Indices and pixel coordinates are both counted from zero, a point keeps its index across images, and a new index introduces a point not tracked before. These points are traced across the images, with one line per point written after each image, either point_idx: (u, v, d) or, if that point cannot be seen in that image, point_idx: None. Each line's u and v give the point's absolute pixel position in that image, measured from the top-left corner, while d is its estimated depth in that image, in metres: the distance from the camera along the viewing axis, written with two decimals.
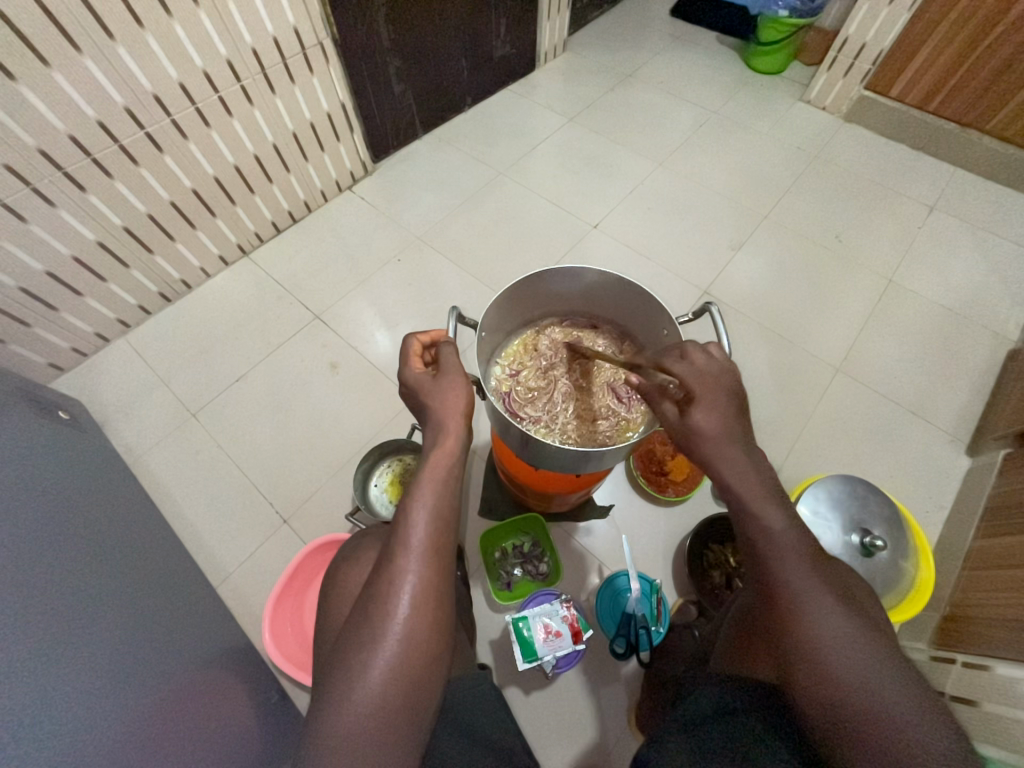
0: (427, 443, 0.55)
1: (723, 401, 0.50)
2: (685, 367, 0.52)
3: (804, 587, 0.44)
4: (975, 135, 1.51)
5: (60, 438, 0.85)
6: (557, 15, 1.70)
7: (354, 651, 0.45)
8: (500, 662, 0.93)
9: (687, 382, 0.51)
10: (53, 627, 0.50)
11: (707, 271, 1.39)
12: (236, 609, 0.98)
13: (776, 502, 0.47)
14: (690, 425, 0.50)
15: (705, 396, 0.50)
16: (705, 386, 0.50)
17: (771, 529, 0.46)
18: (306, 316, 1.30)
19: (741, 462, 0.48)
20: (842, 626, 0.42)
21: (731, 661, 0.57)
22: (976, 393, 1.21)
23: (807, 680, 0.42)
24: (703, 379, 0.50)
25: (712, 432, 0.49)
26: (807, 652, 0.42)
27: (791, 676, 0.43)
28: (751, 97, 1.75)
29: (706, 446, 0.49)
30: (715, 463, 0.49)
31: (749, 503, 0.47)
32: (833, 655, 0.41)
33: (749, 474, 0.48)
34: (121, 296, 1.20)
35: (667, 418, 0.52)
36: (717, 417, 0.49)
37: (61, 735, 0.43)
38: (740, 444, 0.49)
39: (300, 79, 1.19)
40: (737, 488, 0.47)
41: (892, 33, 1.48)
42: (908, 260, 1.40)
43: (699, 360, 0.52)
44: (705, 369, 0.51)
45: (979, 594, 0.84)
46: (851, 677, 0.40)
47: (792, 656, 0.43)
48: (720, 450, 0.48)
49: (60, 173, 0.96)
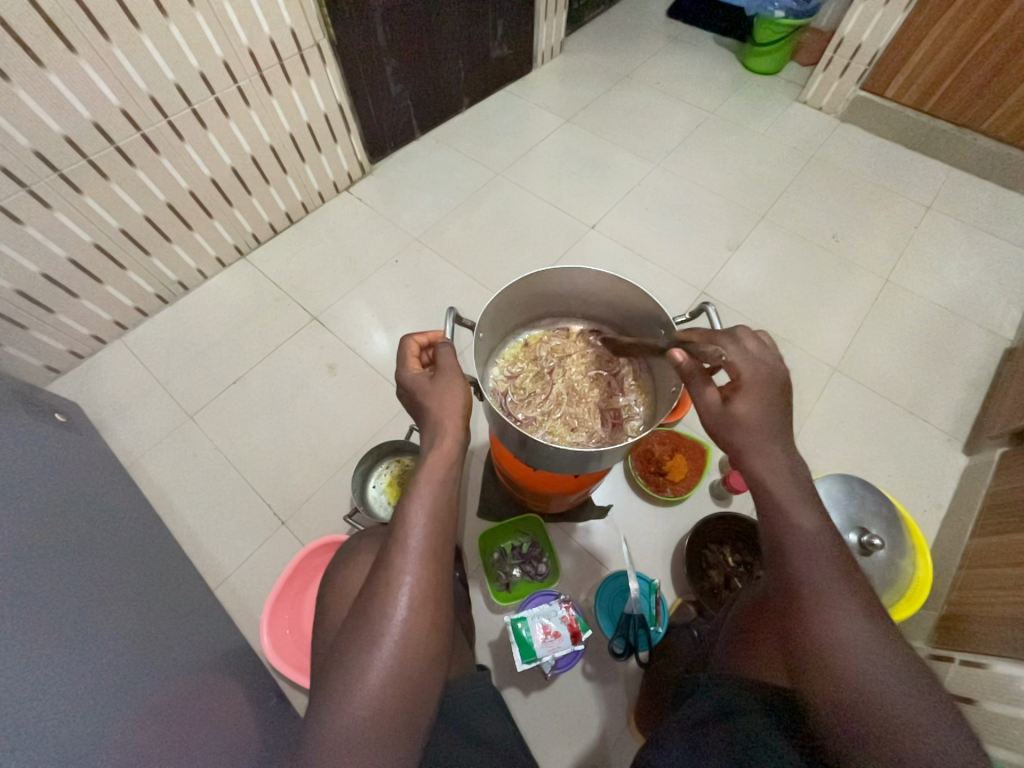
0: (424, 444, 0.54)
1: (768, 394, 0.54)
2: (738, 356, 0.55)
3: (829, 586, 0.46)
4: (970, 135, 1.51)
5: (57, 442, 0.85)
6: (554, 16, 1.70)
7: (351, 652, 0.45)
8: (500, 663, 0.93)
9: (739, 369, 0.55)
10: (51, 632, 0.49)
11: (705, 271, 1.39)
12: (235, 611, 0.98)
13: (809, 504, 0.50)
14: (733, 412, 0.54)
15: (750, 388, 0.54)
16: (753, 379, 0.54)
17: (801, 528, 0.49)
18: (304, 317, 1.30)
19: (777, 458, 0.52)
20: (861, 628, 0.44)
21: (744, 668, 0.58)
22: (973, 392, 1.22)
23: (825, 676, 0.43)
24: (752, 371, 0.54)
25: (753, 422, 0.53)
26: (828, 649, 0.44)
27: (807, 672, 0.45)
28: (747, 98, 1.75)
29: (744, 436, 0.53)
30: (750, 453, 0.53)
31: (783, 502, 0.50)
32: (852, 653, 0.43)
33: (783, 472, 0.51)
34: (118, 298, 1.20)
35: (708, 403, 0.57)
36: (759, 408, 0.53)
37: (59, 741, 0.43)
38: (779, 443, 0.53)
39: (297, 80, 1.18)
40: (772, 483, 0.51)
41: (888, 34, 1.48)
42: (904, 260, 1.41)
43: (753, 350, 0.56)
44: (756, 360, 0.55)
45: (977, 593, 0.85)
46: (867, 675, 0.42)
47: (811, 652, 0.45)
48: (759, 441, 0.52)
49: (56, 175, 0.95)
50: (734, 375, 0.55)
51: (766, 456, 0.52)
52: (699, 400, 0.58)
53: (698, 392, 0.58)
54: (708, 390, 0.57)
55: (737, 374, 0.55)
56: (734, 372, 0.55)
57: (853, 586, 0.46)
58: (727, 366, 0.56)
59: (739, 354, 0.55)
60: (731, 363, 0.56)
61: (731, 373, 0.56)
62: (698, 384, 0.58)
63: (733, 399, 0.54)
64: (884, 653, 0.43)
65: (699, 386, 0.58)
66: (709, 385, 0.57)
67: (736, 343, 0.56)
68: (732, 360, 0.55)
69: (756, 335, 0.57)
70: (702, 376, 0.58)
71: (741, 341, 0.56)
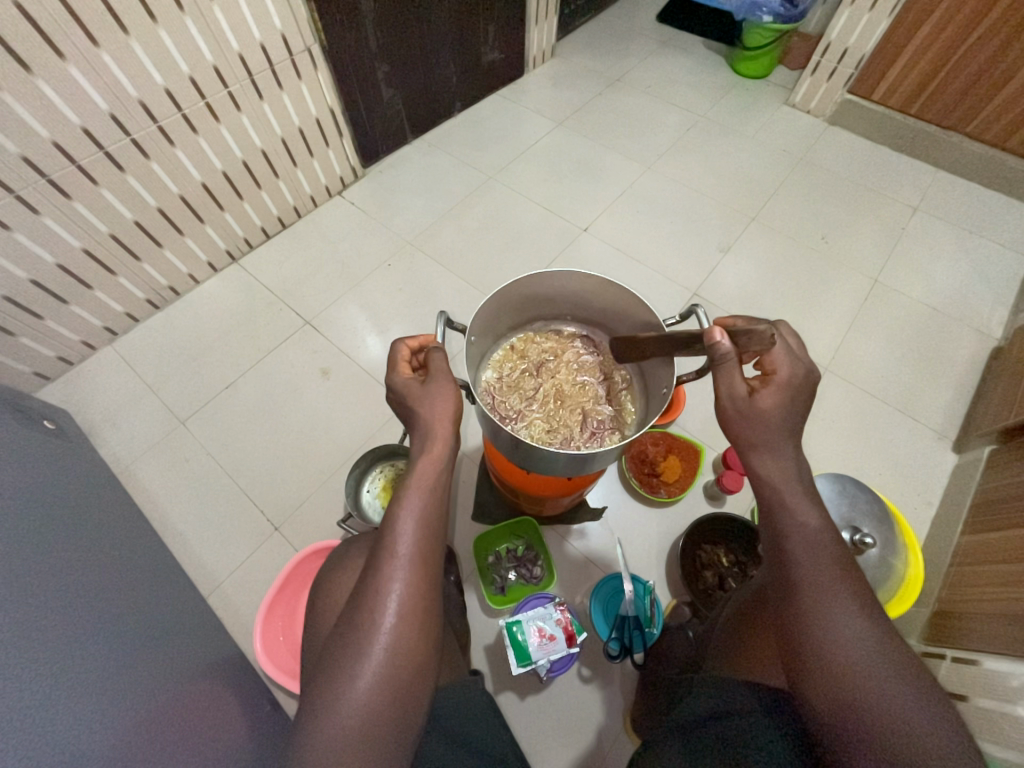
0: (415, 449, 0.54)
1: (797, 396, 0.54)
2: (781, 354, 0.55)
3: (828, 586, 0.46)
4: (956, 137, 1.54)
5: (48, 450, 0.84)
6: (545, 21, 1.72)
7: (339, 658, 0.44)
8: (495, 668, 0.93)
9: (779, 366, 0.55)
10: (23, 639, 0.47)
11: (696, 272, 1.40)
12: (226, 619, 0.97)
13: (811, 503, 0.50)
14: (761, 405, 0.53)
15: (782, 386, 0.54)
16: (787, 378, 0.54)
17: (802, 526, 0.49)
18: (296, 322, 1.29)
19: (786, 456, 0.52)
20: (860, 629, 0.44)
21: (744, 668, 0.58)
22: (960, 391, 1.23)
23: (820, 675, 0.44)
24: (790, 371, 0.54)
25: (776, 419, 0.53)
26: (824, 648, 0.44)
27: (802, 671, 0.45)
28: (737, 102, 1.77)
29: (765, 433, 0.53)
30: (762, 451, 0.53)
31: (786, 500, 0.50)
32: (848, 653, 0.43)
33: (787, 471, 0.52)
34: (108, 304, 1.19)
35: (734, 389, 0.53)
36: (784, 406, 0.53)
37: (26, 749, 0.41)
38: (791, 442, 0.53)
39: (288, 85, 1.18)
40: (776, 480, 0.52)
41: (873, 39, 1.50)
42: (893, 260, 1.42)
43: (795, 352, 0.56)
44: (796, 362, 0.55)
45: (966, 590, 0.86)
46: (861, 675, 0.42)
47: (807, 651, 0.45)
48: (774, 438, 0.52)
49: (45, 180, 0.95)
50: (769, 371, 0.55)
51: (776, 454, 0.52)
52: (722, 382, 0.54)
53: (725, 374, 0.54)
54: (738, 377, 0.54)
55: (774, 370, 0.55)
56: (773, 367, 0.55)
57: (852, 586, 0.46)
58: (766, 361, 0.55)
59: (783, 352, 0.55)
60: (771, 359, 0.56)
61: (767, 369, 0.55)
62: (730, 368, 0.53)
63: (763, 392, 0.54)
64: (881, 654, 0.43)
65: (729, 369, 0.53)
66: (740, 370, 0.54)
67: (780, 339, 0.56)
68: (774, 355, 0.55)
69: (799, 337, 0.57)
70: (736, 361, 0.54)
71: (786, 339, 0.57)
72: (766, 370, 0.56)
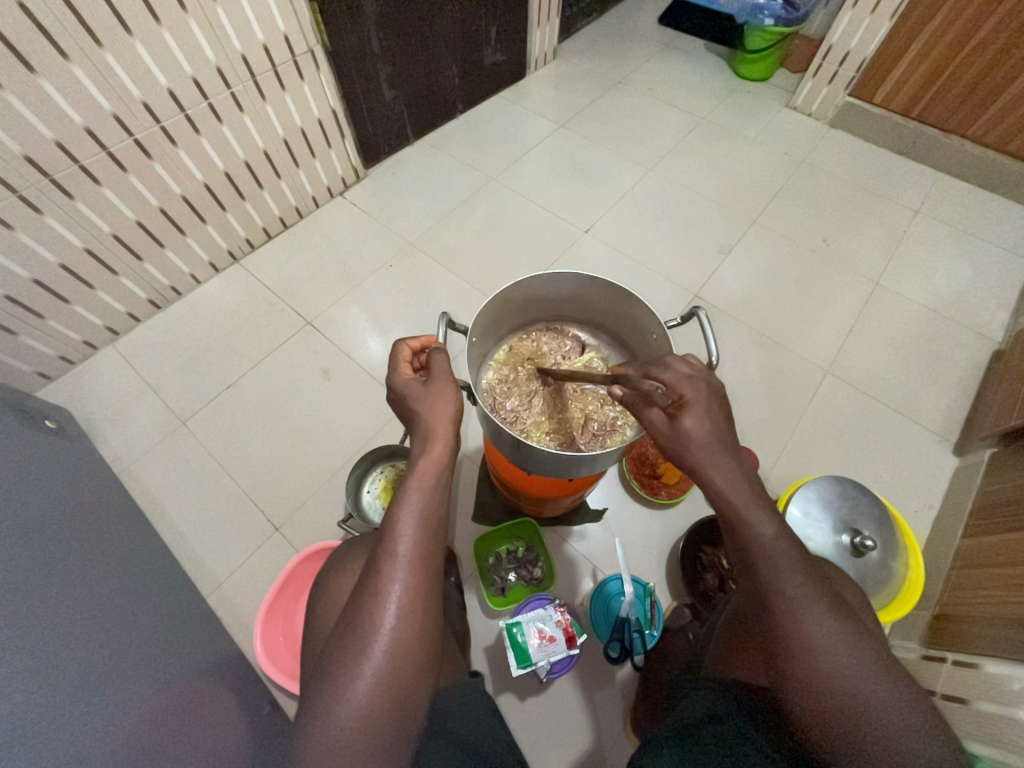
0: (414, 450, 0.54)
1: (713, 409, 0.50)
2: (671, 373, 0.52)
3: (796, 593, 0.44)
4: (956, 141, 1.54)
5: (49, 449, 0.84)
6: (547, 24, 1.72)
7: (339, 661, 0.44)
8: (495, 669, 0.93)
9: (679, 387, 0.51)
10: (18, 640, 0.47)
11: (697, 274, 1.40)
12: (226, 618, 0.97)
13: (765, 508, 0.47)
14: (681, 425, 0.49)
15: (695, 405, 0.50)
16: (692, 395, 0.50)
17: (761, 536, 0.46)
18: (297, 322, 1.29)
19: (730, 467, 0.48)
20: (834, 633, 0.42)
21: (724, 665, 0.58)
22: (961, 394, 1.23)
23: (799, 682, 0.42)
24: (694, 387, 0.50)
25: (702, 439, 0.48)
26: (800, 653, 0.43)
27: (780, 678, 0.44)
28: (739, 104, 1.77)
29: (696, 451, 0.49)
30: (705, 468, 0.48)
31: (742, 512, 0.46)
32: (824, 659, 0.42)
33: (739, 480, 0.47)
34: (110, 304, 1.19)
35: (655, 424, 0.51)
36: (707, 423, 0.49)
37: (24, 747, 0.40)
38: (731, 452, 0.48)
39: (291, 86, 1.19)
40: (727, 492, 0.47)
41: (874, 42, 1.51)
42: (894, 263, 1.43)
43: (688, 368, 0.53)
44: (693, 376, 0.51)
45: (967, 593, 0.86)
46: (840, 679, 0.41)
47: (784, 658, 0.43)
48: (711, 456, 0.48)
49: (48, 180, 0.95)
50: (676, 394, 0.51)
51: (721, 469, 0.48)
52: (645, 425, 0.53)
53: (642, 415, 0.53)
54: (652, 412, 0.52)
55: (679, 392, 0.51)
56: (678, 389, 0.51)
57: (821, 587, 0.44)
58: (669, 386, 0.52)
59: (673, 374, 0.52)
60: (672, 382, 0.52)
61: (674, 392, 0.52)
62: (640, 408, 0.53)
63: (679, 414, 0.50)
64: (856, 656, 0.42)
65: (642, 409, 0.53)
66: (651, 406, 0.53)
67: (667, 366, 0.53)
68: (670, 380, 0.52)
69: (686, 355, 0.54)
70: (642, 398, 0.54)
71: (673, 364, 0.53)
72: (674, 395, 0.52)
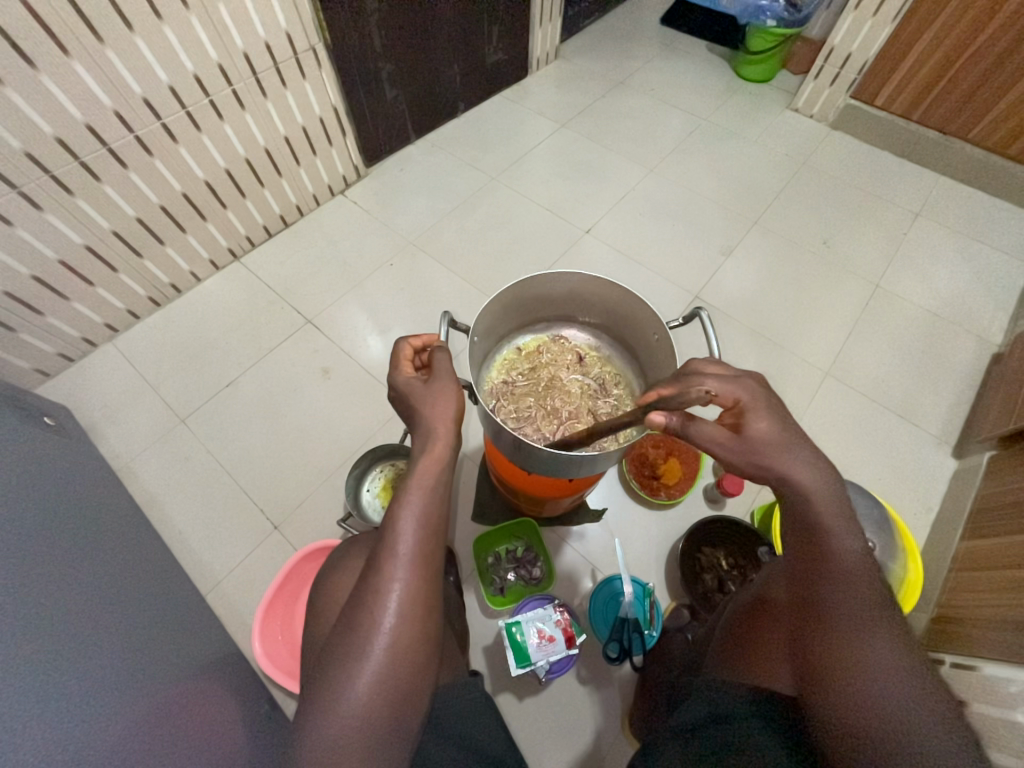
0: (416, 449, 0.54)
1: (773, 406, 0.52)
2: (717, 384, 0.54)
3: (861, 612, 0.44)
4: (957, 143, 1.54)
5: (48, 446, 0.84)
6: (549, 24, 1.72)
7: (340, 658, 0.44)
8: (495, 669, 0.93)
9: (734, 395, 0.53)
10: (11, 637, 0.46)
11: (697, 275, 1.40)
12: (224, 616, 0.97)
13: (854, 527, 0.48)
14: (750, 430, 0.51)
15: (754, 408, 0.52)
16: (750, 400, 0.52)
17: (841, 549, 0.47)
18: (297, 321, 1.29)
19: (815, 465, 0.50)
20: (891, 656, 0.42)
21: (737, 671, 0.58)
22: (961, 396, 1.23)
23: (842, 695, 0.42)
24: (747, 389, 0.53)
25: (777, 439, 0.50)
26: (851, 667, 0.42)
27: (821, 689, 0.44)
28: (740, 105, 1.77)
29: (775, 454, 0.50)
30: (787, 473, 0.49)
31: (825, 522, 0.48)
32: (873, 678, 0.41)
33: (824, 488, 0.49)
34: (110, 301, 1.19)
35: (718, 437, 0.52)
36: (774, 423, 0.51)
37: (23, 744, 0.40)
38: (806, 445, 0.50)
39: (292, 84, 1.18)
40: (814, 498, 0.49)
41: (876, 45, 1.51)
42: (894, 265, 1.43)
43: (726, 373, 0.55)
44: (736, 379, 0.54)
45: (965, 595, 0.86)
46: (878, 696, 0.40)
47: (830, 667, 0.43)
48: (788, 457, 0.50)
49: (48, 176, 0.95)
50: (731, 402, 0.53)
51: (816, 471, 0.49)
52: (705, 441, 0.53)
53: (699, 429, 0.53)
54: (708, 424, 0.53)
55: (735, 399, 0.53)
56: (732, 396, 0.53)
57: (888, 614, 0.44)
58: (721, 395, 0.54)
59: (718, 380, 0.54)
60: (722, 392, 0.53)
61: (728, 400, 0.53)
62: (696, 423, 0.53)
63: (748, 420, 0.52)
64: (910, 683, 0.40)
65: (696, 423, 0.53)
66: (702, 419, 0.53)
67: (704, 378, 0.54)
68: (718, 389, 0.53)
69: (713, 361, 0.57)
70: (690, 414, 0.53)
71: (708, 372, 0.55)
72: (728, 403, 0.54)
